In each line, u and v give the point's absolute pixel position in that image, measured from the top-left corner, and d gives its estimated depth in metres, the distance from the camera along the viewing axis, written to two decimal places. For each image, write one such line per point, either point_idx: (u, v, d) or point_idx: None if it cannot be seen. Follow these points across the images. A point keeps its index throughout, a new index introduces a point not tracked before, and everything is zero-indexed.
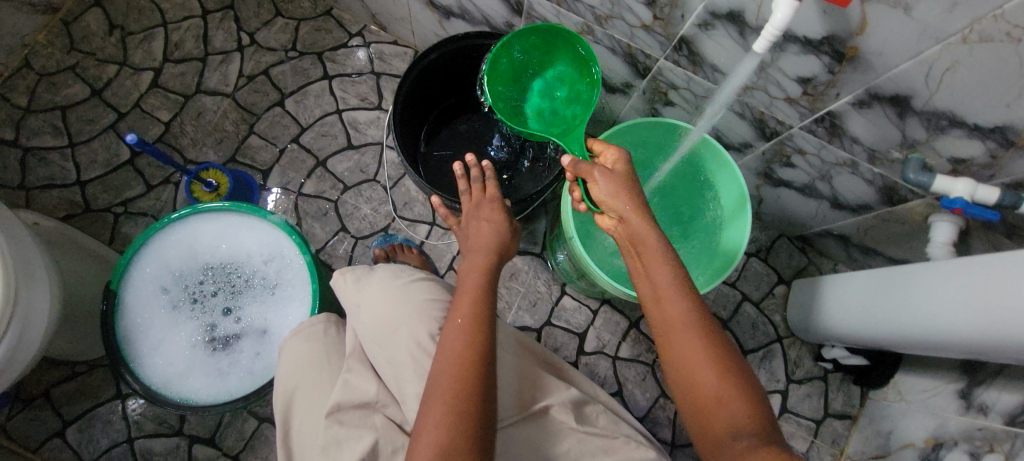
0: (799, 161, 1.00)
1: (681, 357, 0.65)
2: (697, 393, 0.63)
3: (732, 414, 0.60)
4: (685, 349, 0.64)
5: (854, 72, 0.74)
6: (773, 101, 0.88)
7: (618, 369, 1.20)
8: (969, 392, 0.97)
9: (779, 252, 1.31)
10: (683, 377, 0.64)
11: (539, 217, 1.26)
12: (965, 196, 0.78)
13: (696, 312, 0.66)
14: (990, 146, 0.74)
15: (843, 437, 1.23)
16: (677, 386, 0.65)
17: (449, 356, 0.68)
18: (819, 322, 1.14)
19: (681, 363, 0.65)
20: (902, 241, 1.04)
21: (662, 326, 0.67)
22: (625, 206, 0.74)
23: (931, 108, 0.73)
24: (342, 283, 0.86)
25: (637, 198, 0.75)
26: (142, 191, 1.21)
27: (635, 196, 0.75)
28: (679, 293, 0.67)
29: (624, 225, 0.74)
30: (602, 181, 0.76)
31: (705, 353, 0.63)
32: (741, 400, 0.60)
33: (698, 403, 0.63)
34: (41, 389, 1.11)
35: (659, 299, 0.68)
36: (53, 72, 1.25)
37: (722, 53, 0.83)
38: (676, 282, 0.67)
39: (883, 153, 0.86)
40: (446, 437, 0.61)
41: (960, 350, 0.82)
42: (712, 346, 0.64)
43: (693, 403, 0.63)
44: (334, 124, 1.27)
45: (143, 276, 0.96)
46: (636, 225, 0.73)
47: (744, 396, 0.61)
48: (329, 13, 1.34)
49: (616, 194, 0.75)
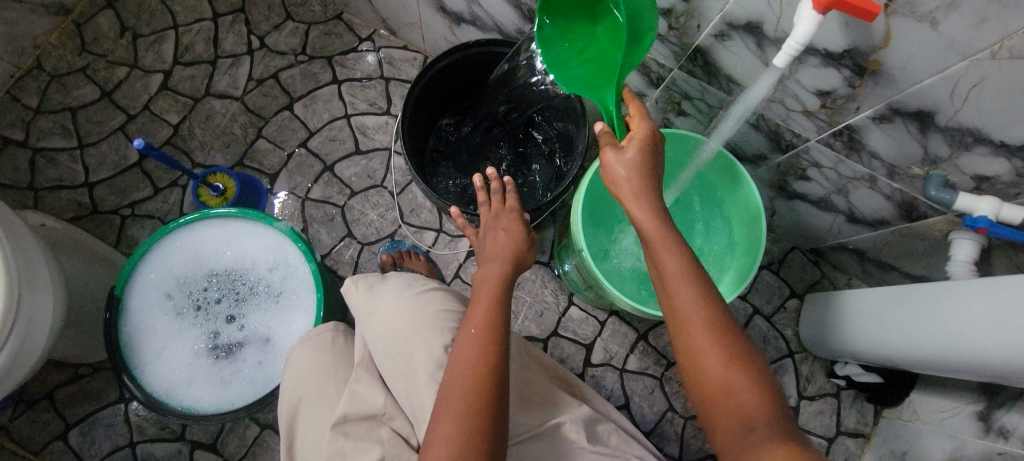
0: (815, 174, 0.98)
1: (694, 358, 0.61)
2: (713, 395, 0.60)
3: (749, 417, 0.56)
4: (699, 352, 0.61)
5: (875, 86, 0.72)
6: (790, 113, 0.86)
7: (625, 382, 1.18)
8: (988, 415, 0.95)
9: (791, 265, 1.28)
10: (699, 382, 0.61)
11: (547, 225, 1.24)
12: (989, 215, 0.77)
13: (713, 312, 0.62)
14: (1016, 165, 0.71)
15: (856, 455, 1.20)
16: (696, 392, 0.62)
17: (460, 366, 0.67)
18: (831, 338, 1.11)
19: (694, 366, 0.62)
20: (920, 258, 1.01)
21: (677, 330, 0.64)
22: (637, 203, 0.70)
23: (955, 125, 0.71)
24: (354, 290, 0.84)
25: (654, 196, 0.70)
26: (149, 193, 1.21)
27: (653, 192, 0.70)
28: (696, 293, 0.63)
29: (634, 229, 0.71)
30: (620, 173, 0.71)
31: (722, 355, 0.60)
32: (755, 392, 0.58)
33: (712, 406, 0.60)
34: (45, 391, 1.10)
35: (672, 302, 0.64)
36: (63, 73, 1.25)
37: (738, 64, 0.81)
38: (694, 284, 0.64)
39: (903, 168, 0.83)
40: (456, 450, 0.60)
41: (980, 374, 0.79)
42: (730, 348, 0.60)
43: (707, 407, 0.60)
44: (343, 129, 1.26)
45: (148, 282, 0.95)
46: (653, 223, 0.68)
47: (759, 387, 0.58)
48: (339, 17, 1.33)
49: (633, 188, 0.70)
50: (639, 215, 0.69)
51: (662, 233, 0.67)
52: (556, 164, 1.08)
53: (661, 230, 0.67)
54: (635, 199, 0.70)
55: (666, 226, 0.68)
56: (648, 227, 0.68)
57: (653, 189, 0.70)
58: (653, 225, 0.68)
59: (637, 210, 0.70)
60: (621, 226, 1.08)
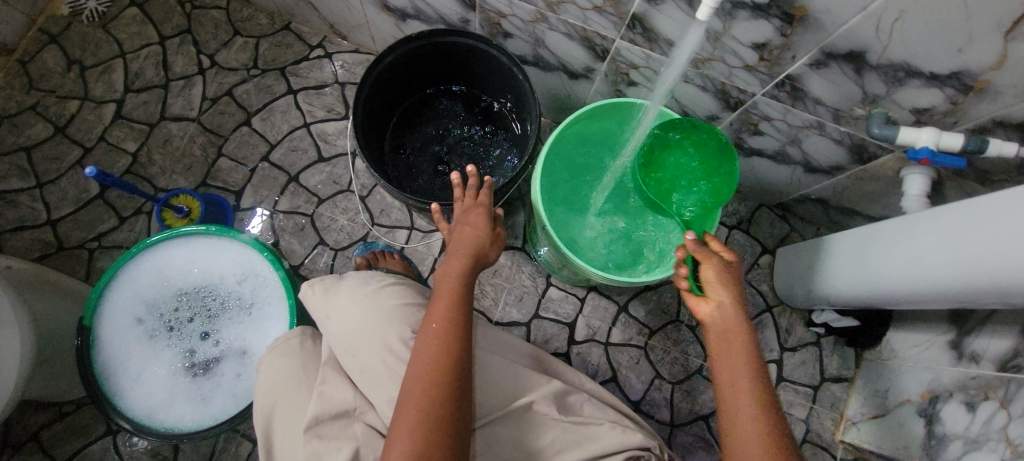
0: (767, 127, 1.00)
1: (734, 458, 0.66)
2: None
3: None
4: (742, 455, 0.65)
5: (805, 32, 0.74)
6: (732, 70, 0.88)
7: (611, 354, 1.20)
8: (959, 342, 0.98)
9: (760, 222, 1.31)
10: None
11: (517, 210, 1.25)
12: (930, 145, 0.78)
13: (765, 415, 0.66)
14: (949, 94, 0.73)
15: (842, 400, 1.22)
16: None
17: (421, 361, 0.67)
18: (803, 289, 1.14)
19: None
20: (878, 199, 1.03)
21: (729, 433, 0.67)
22: (725, 294, 0.74)
23: (887, 61, 0.73)
24: (311, 293, 0.85)
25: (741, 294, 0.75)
26: (115, 223, 1.20)
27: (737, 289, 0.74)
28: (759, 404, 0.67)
29: (722, 317, 0.73)
30: (714, 270, 0.75)
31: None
32: None
33: None
34: (30, 432, 1.09)
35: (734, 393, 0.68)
36: (14, 113, 1.24)
37: (673, 26, 0.82)
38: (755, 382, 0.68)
39: (846, 111, 0.85)
40: (419, 445, 0.62)
41: (937, 299, 0.82)
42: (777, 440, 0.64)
43: None
44: (304, 138, 1.26)
45: (118, 307, 0.95)
46: (731, 315, 0.73)
47: None
48: (288, 27, 1.33)
49: (723, 282, 0.74)
50: (709, 303, 0.74)
51: (738, 320, 0.72)
52: (516, 146, 1.11)
53: (738, 322, 0.72)
54: (720, 290, 0.74)
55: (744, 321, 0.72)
56: (724, 319, 0.73)
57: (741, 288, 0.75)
58: (729, 311, 0.73)
59: (714, 299, 0.74)
60: (591, 180, 1.09)
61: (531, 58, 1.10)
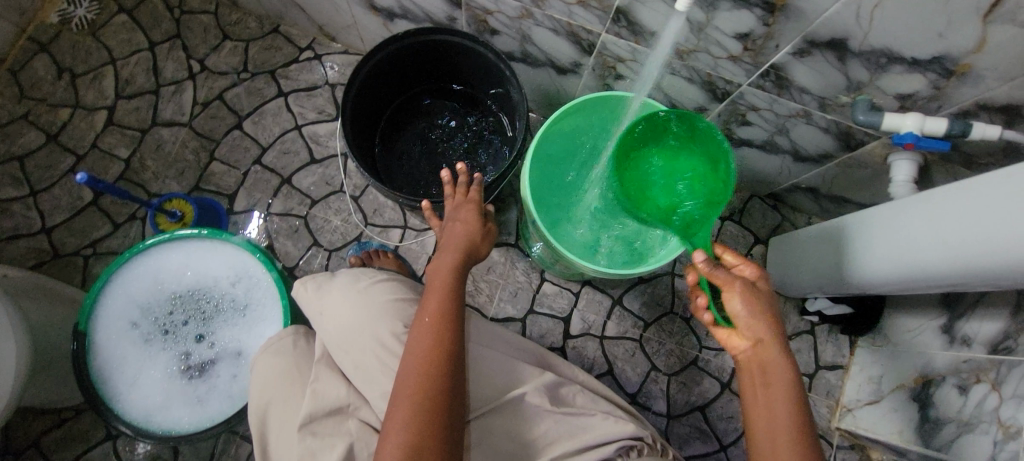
0: (754, 117, 1.00)
1: None
2: None
3: None
4: None
5: (787, 21, 0.74)
6: (717, 61, 0.88)
7: (606, 348, 1.20)
8: (951, 326, 0.98)
9: (752, 213, 1.31)
10: None
11: (510, 206, 1.26)
12: (914, 131, 0.79)
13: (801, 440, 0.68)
14: (931, 78, 0.74)
15: (837, 387, 1.23)
16: None
17: (415, 355, 0.68)
18: (795, 277, 1.15)
19: None
20: (867, 186, 1.04)
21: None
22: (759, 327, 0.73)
23: (869, 48, 0.73)
24: (303, 291, 0.86)
25: (772, 316, 0.75)
26: (109, 230, 1.20)
27: (768, 317, 0.74)
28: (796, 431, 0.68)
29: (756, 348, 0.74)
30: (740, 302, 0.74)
31: None
32: None
33: None
34: (30, 439, 1.10)
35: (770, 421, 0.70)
36: (6, 123, 1.24)
37: (657, 19, 0.82)
38: (791, 409, 0.69)
39: (832, 99, 0.86)
40: (413, 436, 0.62)
41: (926, 283, 0.83)
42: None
43: None
44: (295, 140, 1.27)
45: (112, 312, 0.95)
46: (763, 345, 0.73)
47: None
48: (277, 30, 1.33)
49: (752, 314, 0.74)
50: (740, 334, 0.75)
51: (771, 350, 0.73)
52: (506, 142, 1.12)
53: (772, 352, 0.73)
54: (748, 322, 0.74)
55: (778, 346, 0.73)
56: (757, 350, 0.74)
57: (768, 312, 0.74)
58: (761, 340, 0.73)
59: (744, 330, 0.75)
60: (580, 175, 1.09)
61: (518, 54, 1.10)
